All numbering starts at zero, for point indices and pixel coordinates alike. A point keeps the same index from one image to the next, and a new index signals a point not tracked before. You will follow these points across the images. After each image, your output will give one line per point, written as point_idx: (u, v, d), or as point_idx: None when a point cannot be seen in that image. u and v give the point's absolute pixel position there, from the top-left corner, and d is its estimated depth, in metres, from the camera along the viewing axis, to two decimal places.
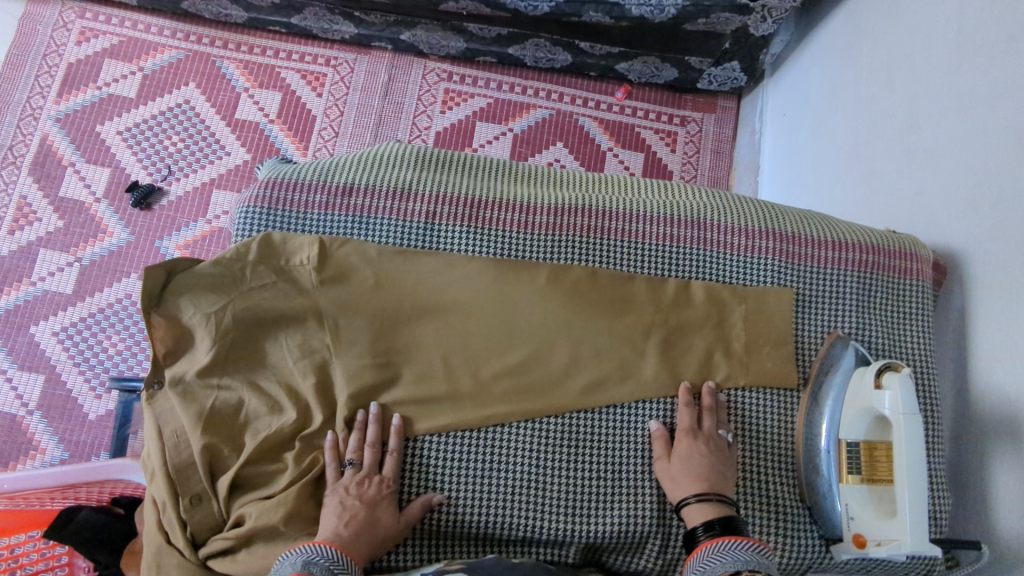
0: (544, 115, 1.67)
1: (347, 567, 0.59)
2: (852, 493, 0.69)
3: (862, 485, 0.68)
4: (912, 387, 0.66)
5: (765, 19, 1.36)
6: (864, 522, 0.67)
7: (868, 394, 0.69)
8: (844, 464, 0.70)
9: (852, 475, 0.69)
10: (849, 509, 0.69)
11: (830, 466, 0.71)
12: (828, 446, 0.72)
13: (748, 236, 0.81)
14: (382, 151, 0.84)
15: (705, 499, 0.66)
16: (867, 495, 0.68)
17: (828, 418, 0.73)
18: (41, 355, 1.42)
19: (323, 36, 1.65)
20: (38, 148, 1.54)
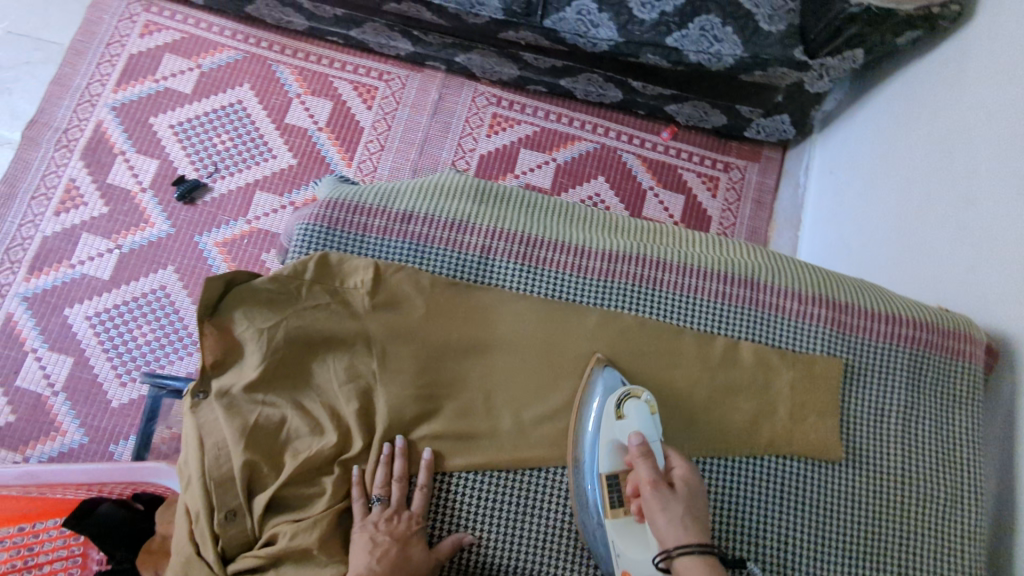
0: (588, 147, 1.68)
1: None
2: (615, 529, 0.66)
3: (620, 519, 0.66)
4: (646, 414, 0.69)
5: (823, 77, 1.35)
6: (630, 559, 0.64)
7: (610, 426, 0.69)
8: (608, 501, 0.67)
9: (613, 510, 0.66)
10: (612, 543, 0.66)
11: (594, 503, 0.68)
12: (590, 482, 0.69)
13: (802, 301, 0.80)
14: (443, 181, 0.85)
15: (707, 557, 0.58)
16: (622, 526, 0.65)
17: (588, 450, 0.70)
18: (72, 337, 1.43)
19: (379, 51, 1.68)
20: (92, 134, 1.57)
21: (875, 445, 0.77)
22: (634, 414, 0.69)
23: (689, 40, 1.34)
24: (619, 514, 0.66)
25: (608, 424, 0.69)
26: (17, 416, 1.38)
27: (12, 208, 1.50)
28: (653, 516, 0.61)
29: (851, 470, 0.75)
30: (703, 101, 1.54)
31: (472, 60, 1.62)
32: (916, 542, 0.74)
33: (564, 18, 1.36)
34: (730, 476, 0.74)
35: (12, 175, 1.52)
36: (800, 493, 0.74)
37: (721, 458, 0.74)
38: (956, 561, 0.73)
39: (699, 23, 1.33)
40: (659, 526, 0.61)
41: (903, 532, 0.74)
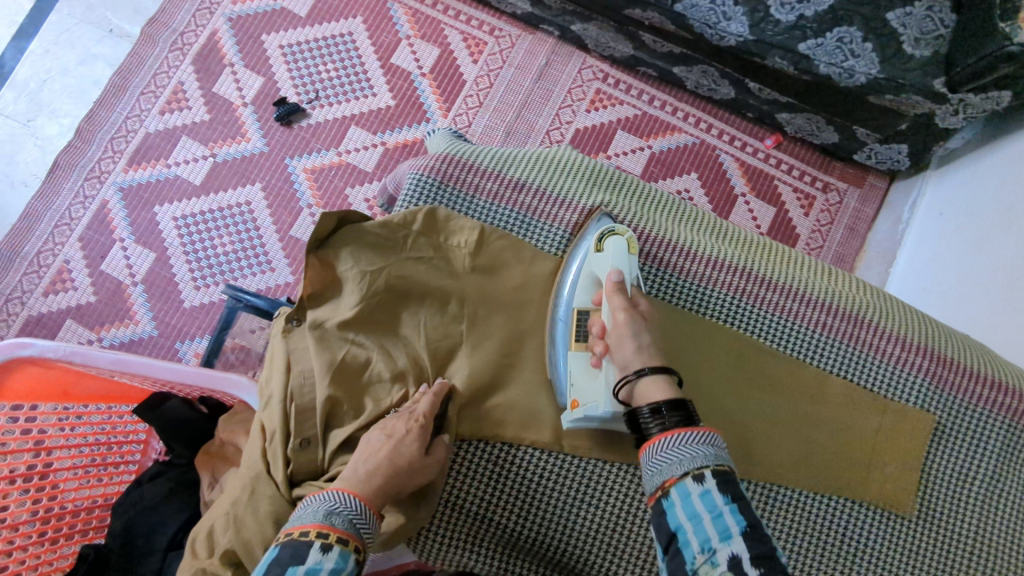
0: (686, 141, 1.63)
1: (369, 522, 0.59)
2: (575, 359, 0.69)
3: (579, 352, 0.70)
4: (623, 250, 0.71)
5: (958, 112, 1.28)
6: (580, 386, 0.68)
7: (592, 260, 0.73)
8: (574, 331, 0.71)
9: (577, 341, 0.70)
10: (568, 373, 0.70)
11: (562, 336, 0.72)
12: (564, 314, 0.72)
13: (903, 347, 0.77)
14: (558, 155, 0.84)
15: (669, 381, 0.62)
16: (580, 359, 0.69)
17: (568, 285, 0.73)
18: (158, 234, 1.49)
19: (496, 5, 1.65)
20: (206, 41, 1.60)
21: (955, 508, 0.73)
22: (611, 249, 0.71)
23: (823, 49, 1.27)
24: (582, 346, 0.70)
25: (588, 258, 0.73)
26: (98, 298, 1.45)
27: (122, 100, 1.55)
28: (613, 338, 0.66)
29: (920, 527, 0.72)
30: (819, 115, 1.47)
31: (588, 31, 1.57)
32: None
33: (696, 5, 1.31)
34: (768, 501, 0.72)
35: (127, 68, 1.56)
36: (855, 537, 0.72)
37: (784, 488, 0.73)
38: None
39: (837, 34, 1.26)
40: (624, 353, 0.64)
41: None
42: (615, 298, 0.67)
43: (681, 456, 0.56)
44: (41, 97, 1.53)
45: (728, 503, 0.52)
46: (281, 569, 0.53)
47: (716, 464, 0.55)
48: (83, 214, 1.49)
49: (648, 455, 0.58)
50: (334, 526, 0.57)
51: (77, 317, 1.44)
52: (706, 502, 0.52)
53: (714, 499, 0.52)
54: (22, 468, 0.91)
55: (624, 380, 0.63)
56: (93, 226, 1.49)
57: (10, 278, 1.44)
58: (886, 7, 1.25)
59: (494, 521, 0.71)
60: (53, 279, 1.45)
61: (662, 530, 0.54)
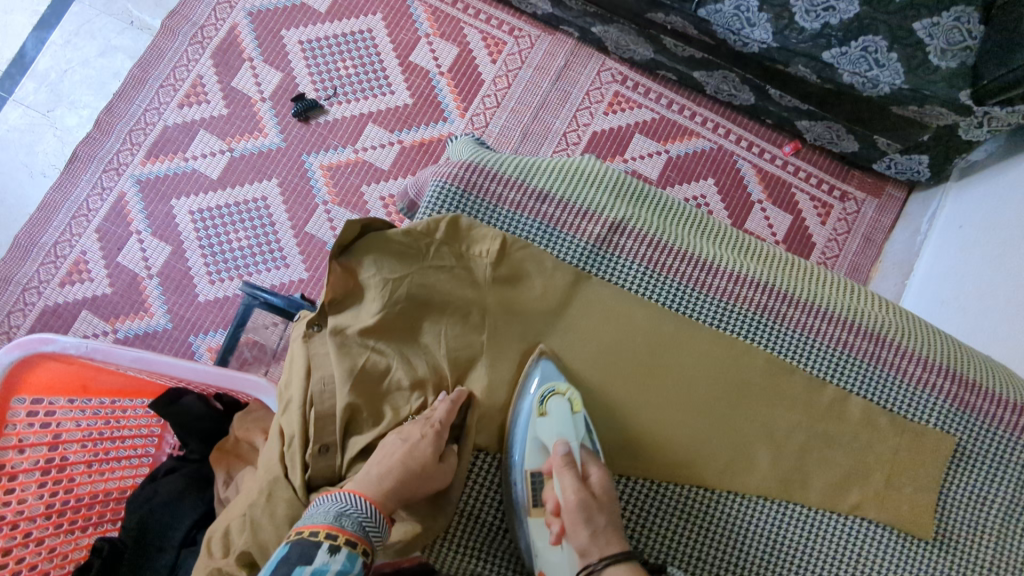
0: (704, 146, 1.62)
1: (378, 524, 0.62)
2: (535, 528, 0.68)
3: (538, 523, 0.68)
4: (567, 413, 0.71)
5: (982, 125, 1.27)
6: (546, 560, 0.67)
7: (537, 427, 0.70)
8: (531, 499, 0.69)
9: (535, 510, 0.69)
10: (532, 546, 0.68)
11: (518, 501, 0.70)
12: (518, 479, 0.71)
13: (926, 368, 0.76)
14: (582, 165, 0.83)
15: (631, 566, 0.62)
16: (540, 529, 0.68)
17: (517, 447, 0.71)
18: (174, 227, 1.50)
19: (516, 5, 1.64)
20: (226, 35, 1.60)
21: (974, 532, 0.72)
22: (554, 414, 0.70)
23: (848, 58, 1.26)
24: (540, 516, 0.69)
25: (533, 421, 0.71)
26: (113, 289, 1.46)
27: (141, 93, 1.55)
28: (569, 519, 0.65)
29: (938, 550, 0.71)
30: (839, 124, 1.46)
31: (609, 33, 1.56)
32: None
33: (720, 10, 1.30)
34: (783, 519, 0.72)
35: (147, 61, 1.56)
36: (872, 557, 0.71)
37: (800, 506, 0.72)
38: None
39: (862, 43, 1.25)
40: (580, 537, 0.64)
41: None
42: (567, 477, 0.67)
43: None
44: (62, 88, 1.54)
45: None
46: (288, 569, 0.56)
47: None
48: (100, 205, 1.50)
49: None
50: (344, 528, 0.59)
51: (92, 308, 1.45)
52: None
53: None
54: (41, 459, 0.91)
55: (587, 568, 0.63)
56: (111, 218, 1.50)
57: (28, 268, 1.45)
58: (914, 17, 1.23)
59: (509, 530, 0.71)
60: (70, 269, 1.46)
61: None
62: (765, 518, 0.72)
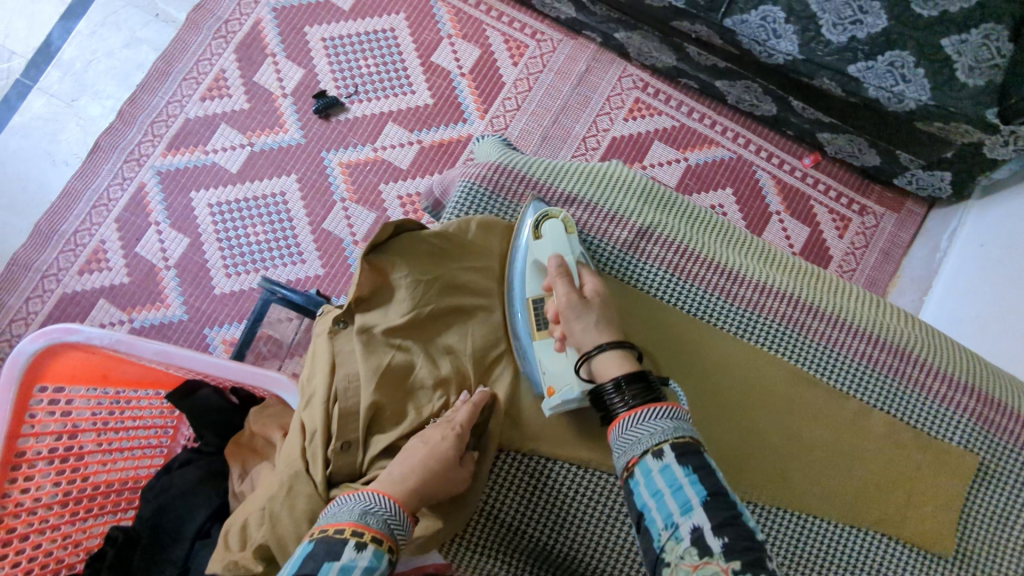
0: (723, 155, 1.62)
1: (402, 523, 0.61)
2: (542, 347, 0.70)
3: (544, 338, 0.70)
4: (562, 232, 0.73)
5: (1007, 144, 1.25)
6: (554, 374, 0.69)
7: (534, 247, 0.72)
8: (534, 321, 0.71)
9: (539, 330, 0.70)
10: (540, 365, 0.70)
11: (523, 326, 0.72)
12: (519, 306, 0.72)
13: (949, 386, 0.75)
14: (608, 169, 0.84)
15: (623, 352, 0.65)
16: (547, 346, 0.70)
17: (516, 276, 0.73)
18: (192, 220, 1.50)
19: (539, 9, 1.64)
20: (250, 30, 1.61)
21: (995, 552, 0.71)
22: (548, 235, 0.72)
23: (873, 72, 1.26)
24: (544, 332, 0.71)
25: (530, 245, 0.72)
26: (131, 279, 1.47)
27: (164, 85, 1.56)
28: (568, 323, 0.67)
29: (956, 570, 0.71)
30: (862, 138, 1.45)
31: (632, 39, 1.56)
32: None
33: (746, 21, 1.29)
34: (803, 533, 0.71)
35: (171, 54, 1.57)
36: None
37: (820, 520, 0.72)
38: None
39: (888, 58, 1.24)
40: (581, 336, 0.67)
41: None
42: (562, 287, 0.69)
43: (650, 426, 0.59)
44: (86, 78, 1.55)
45: (689, 475, 0.55)
46: (315, 564, 0.54)
47: (676, 439, 0.57)
48: (120, 195, 1.51)
49: (617, 432, 0.61)
50: (370, 526, 0.58)
51: (109, 297, 1.46)
52: (666, 477, 0.55)
53: (674, 472, 0.55)
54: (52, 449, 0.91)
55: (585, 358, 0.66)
56: (130, 208, 1.51)
57: (46, 255, 1.46)
58: (942, 33, 1.23)
59: (526, 532, 0.70)
60: (88, 258, 1.47)
61: (633, 506, 0.58)
62: (785, 530, 0.71)
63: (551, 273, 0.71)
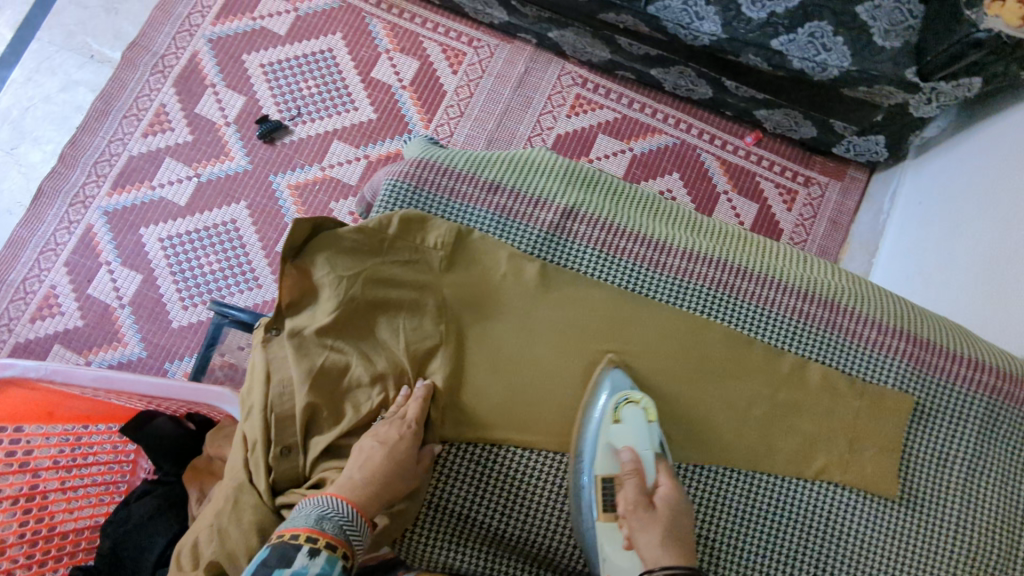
0: (667, 142, 1.65)
1: (359, 529, 0.61)
2: (604, 532, 0.66)
3: (609, 528, 0.67)
4: (643, 422, 0.69)
5: (930, 102, 1.29)
6: (612, 566, 0.65)
7: (607, 431, 0.69)
8: (599, 503, 0.68)
9: (604, 513, 0.67)
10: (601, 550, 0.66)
11: (588, 502, 0.69)
12: (586, 481, 0.69)
13: (881, 331, 0.77)
14: (532, 156, 0.84)
15: None
16: (610, 534, 0.66)
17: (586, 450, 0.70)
18: (144, 256, 1.49)
19: (473, 16, 1.67)
20: (188, 63, 1.61)
21: (936, 488, 0.73)
22: (629, 422, 0.69)
23: (795, 45, 1.29)
24: (609, 518, 0.67)
25: (605, 426, 0.69)
26: (85, 321, 1.45)
27: (105, 124, 1.55)
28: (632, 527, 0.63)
29: (903, 510, 0.72)
30: (796, 110, 1.49)
31: (565, 37, 1.59)
32: None
33: (668, 6, 1.32)
34: (753, 490, 0.72)
35: (109, 93, 1.57)
36: (842, 522, 0.72)
37: (766, 475, 0.73)
38: None
39: (808, 29, 1.28)
40: (639, 542, 0.62)
41: None
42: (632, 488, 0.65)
43: None
44: (24, 125, 1.54)
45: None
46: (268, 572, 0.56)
47: None
48: (68, 239, 1.49)
49: None
50: (325, 531, 0.59)
51: (64, 341, 1.44)
52: None
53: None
54: (23, 485, 0.91)
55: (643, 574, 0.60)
56: (79, 251, 1.49)
57: None
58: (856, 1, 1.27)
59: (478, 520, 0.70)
60: (40, 304, 1.45)
61: None
62: (733, 489, 0.72)
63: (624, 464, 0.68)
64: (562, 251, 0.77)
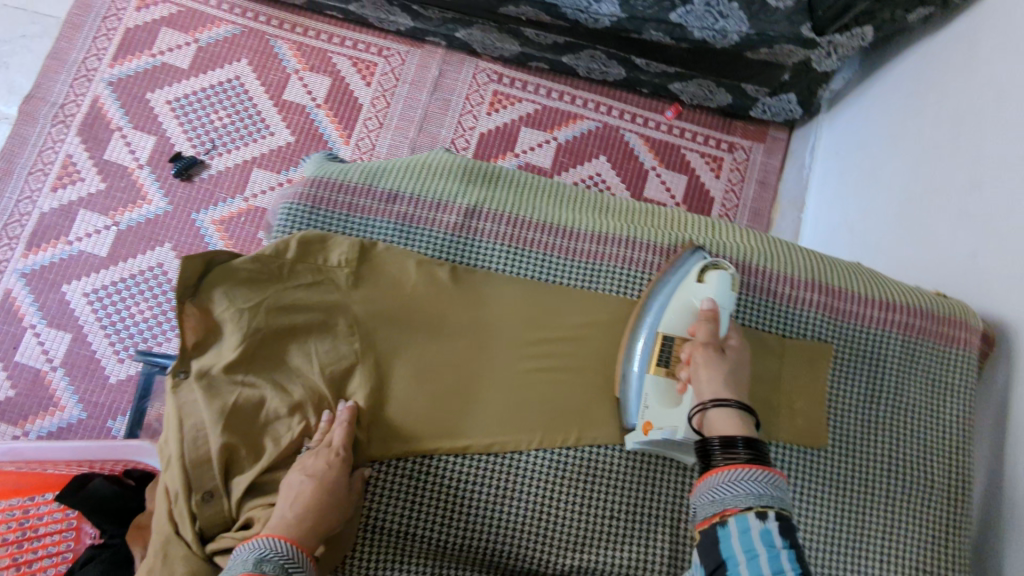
0: (590, 126, 1.64)
1: (301, 564, 0.59)
2: (652, 382, 0.69)
3: (663, 378, 0.69)
4: (726, 286, 0.69)
5: (831, 55, 1.31)
6: (654, 411, 0.68)
7: (689, 287, 0.71)
8: (656, 355, 0.69)
9: (659, 364, 0.69)
10: (644, 396, 0.69)
11: (643, 354, 0.71)
12: (648, 334, 0.71)
13: (794, 286, 0.78)
14: (429, 159, 0.82)
15: (744, 415, 0.61)
16: (661, 385, 0.68)
17: (656, 308, 0.72)
18: (70, 313, 1.42)
19: (378, 25, 1.63)
20: (89, 109, 1.54)
21: (861, 430, 0.75)
22: (714, 282, 0.69)
23: (694, 15, 1.29)
24: (664, 372, 0.69)
25: (688, 285, 0.71)
26: (17, 390, 1.38)
27: (9, 183, 1.48)
28: (697, 367, 0.65)
29: (835, 456, 0.74)
30: (708, 79, 1.50)
31: (473, 35, 1.57)
32: (900, 537, 0.73)
33: None
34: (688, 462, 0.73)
35: (10, 150, 1.50)
36: (777, 478, 0.73)
37: None
38: (940, 556, 0.72)
39: None
40: (700, 379, 0.64)
41: (887, 525, 0.73)
42: (707, 329, 0.66)
43: (747, 490, 0.54)
44: None
45: (785, 547, 0.51)
46: None
47: (763, 506, 0.53)
48: None
49: (705, 488, 0.57)
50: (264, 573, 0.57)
51: None
52: (744, 542, 0.51)
53: (773, 539, 0.51)
54: None
55: (698, 405, 0.62)
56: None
57: None
58: None
59: (418, 534, 0.69)
60: None
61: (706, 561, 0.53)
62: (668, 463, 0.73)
63: (696, 318, 0.69)
64: (471, 251, 0.76)
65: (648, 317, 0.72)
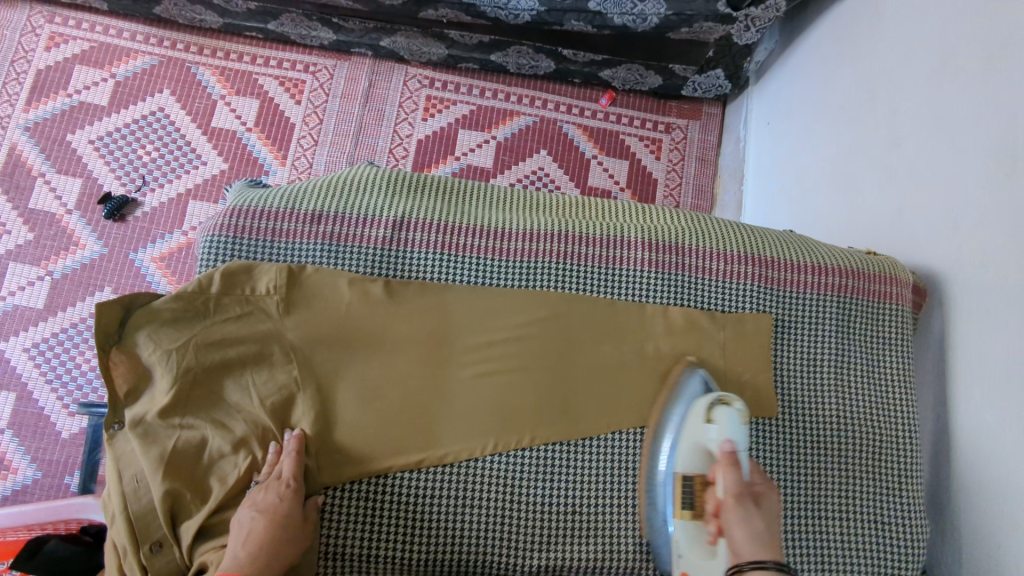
0: (528, 122, 1.62)
1: None
2: (681, 529, 0.66)
3: (691, 523, 0.66)
4: (738, 424, 0.65)
5: (749, 27, 1.32)
6: (690, 561, 0.65)
7: (699, 428, 0.67)
8: (679, 500, 0.67)
9: (684, 510, 0.66)
10: (677, 543, 0.66)
11: (667, 497, 0.68)
12: (668, 477, 0.69)
13: (727, 261, 0.79)
14: (352, 176, 0.81)
15: None
16: (691, 531, 0.65)
17: (669, 446, 0.70)
18: (11, 372, 1.33)
19: (302, 42, 1.57)
20: (7, 158, 1.44)
21: (809, 394, 0.77)
22: (723, 422, 0.65)
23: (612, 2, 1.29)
24: (692, 516, 0.66)
25: (697, 426, 0.67)
26: None
27: None
28: (726, 522, 0.61)
29: (787, 423, 0.76)
30: (636, 63, 1.50)
31: (398, 43, 1.53)
32: (854, 489, 0.75)
33: None
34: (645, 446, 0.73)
35: None
36: None
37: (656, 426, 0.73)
38: (891, 502, 0.75)
39: None
40: (734, 538, 0.60)
41: (839, 479, 0.75)
42: (729, 481, 0.62)
43: None
44: None
45: None
46: None
47: None
48: None
49: None
50: None
51: None
52: None
53: None
54: None
55: (732, 567, 0.59)
56: None
57: None
58: None
59: (382, 555, 0.68)
60: None
61: None
62: (626, 450, 0.73)
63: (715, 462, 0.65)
64: (404, 263, 0.75)
65: (664, 459, 0.70)
